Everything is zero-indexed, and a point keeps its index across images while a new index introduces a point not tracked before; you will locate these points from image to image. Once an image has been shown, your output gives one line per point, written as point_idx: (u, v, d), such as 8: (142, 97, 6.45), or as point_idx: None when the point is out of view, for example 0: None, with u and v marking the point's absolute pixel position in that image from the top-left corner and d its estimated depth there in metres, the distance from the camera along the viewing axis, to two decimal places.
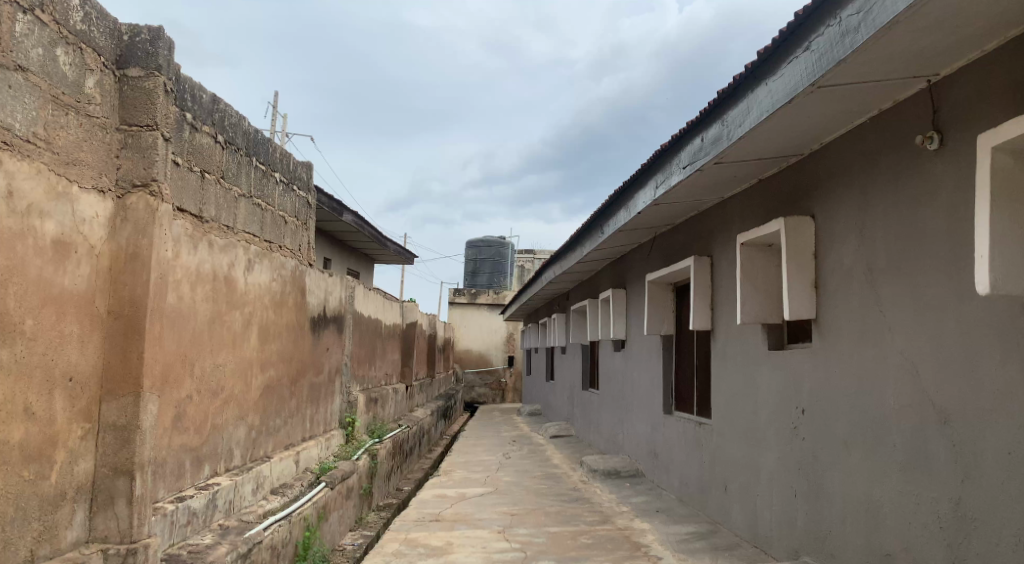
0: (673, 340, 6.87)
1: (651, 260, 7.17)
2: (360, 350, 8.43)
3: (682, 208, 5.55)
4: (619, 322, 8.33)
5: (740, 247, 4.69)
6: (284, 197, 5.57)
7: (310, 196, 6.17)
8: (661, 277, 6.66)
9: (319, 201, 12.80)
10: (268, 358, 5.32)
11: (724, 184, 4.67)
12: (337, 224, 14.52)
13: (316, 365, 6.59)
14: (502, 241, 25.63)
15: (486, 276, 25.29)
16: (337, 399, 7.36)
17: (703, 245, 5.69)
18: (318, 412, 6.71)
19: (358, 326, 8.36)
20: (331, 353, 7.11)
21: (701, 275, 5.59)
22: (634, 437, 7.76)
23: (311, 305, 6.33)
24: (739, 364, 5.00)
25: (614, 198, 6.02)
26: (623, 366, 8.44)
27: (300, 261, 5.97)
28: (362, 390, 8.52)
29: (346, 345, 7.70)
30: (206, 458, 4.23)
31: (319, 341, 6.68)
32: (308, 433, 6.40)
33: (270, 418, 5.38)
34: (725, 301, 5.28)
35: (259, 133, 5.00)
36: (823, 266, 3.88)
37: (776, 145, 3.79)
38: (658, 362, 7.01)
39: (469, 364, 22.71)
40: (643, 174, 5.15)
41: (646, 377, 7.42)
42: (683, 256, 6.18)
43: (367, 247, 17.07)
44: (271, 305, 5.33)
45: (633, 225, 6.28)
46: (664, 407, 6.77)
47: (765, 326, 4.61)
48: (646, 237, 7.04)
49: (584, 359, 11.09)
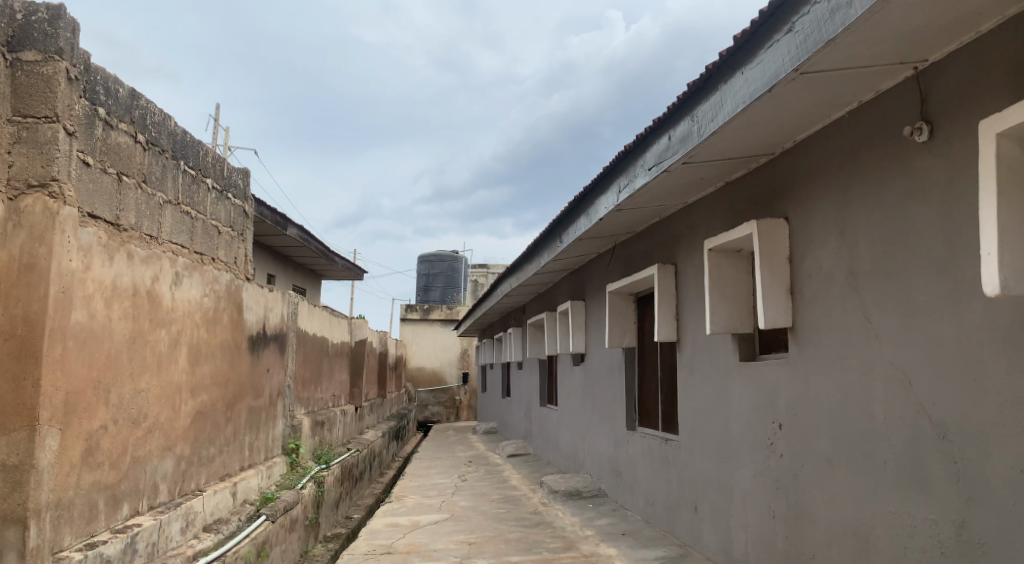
0: (635, 353, 6.62)
1: (610, 270, 6.94)
2: (305, 371, 7.95)
3: (644, 215, 5.33)
4: (578, 335, 8.07)
5: (708, 253, 4.47)
6: (217, 206, 5.12)
7: (246, 205, 5.73)
8: (622, 287, 6.43)
9: (262, 214, 12.25)
10: (200, 381, 4.85)
11: (690, 187, 4.46)
12: (281, 239, 13.96)
13: (255, 388, 6.12)
14: (455, 256, 25.29)
15: (438, 292, 24.81)
16: (279, 424, 6.87)
17: (667, 253, 5.48)
18: (258, 438, 6.22)
19: (303, 344, 7.89)
20: (272, 374, 6.64)
21: (666, 283, 5.36)
22: (596, 454, 7.48)
23: (248, 322, 5.88)
24: (709, 377, 4.76)
25: (573, 205, 5.76)
26: (582, 381, 8.17)
27: (235, 275, 5.52)
28: (307, 412, 8.03)
29: (289, 366, 7.22)
30: (124, 496, 3.74)
31: (259, 361, 6.21)
32: (247, 462, 5.91)
33: (202, 447, 4.90)
34: (692, 311, 5.05)
35: (188, 136, 4.57)
36: (799, 271, 3.67)
37: (748, 142, 3.58)
38: (620, 376, 6.76)
39: (422, 383, 22.16)
40: (605, 178, 4.91)
41: (607, 391, 7.15)
42: (644, 266, 5.96)
43: (314, 262, 16.52)
44: (203, 323, 4.87)
45: (593, 233, 6.04)
46: (627, 423, 6.51)
47: (737, 336, 4.38)
48: (605, 246, 6.80)
49: (541, 375, 10.80)
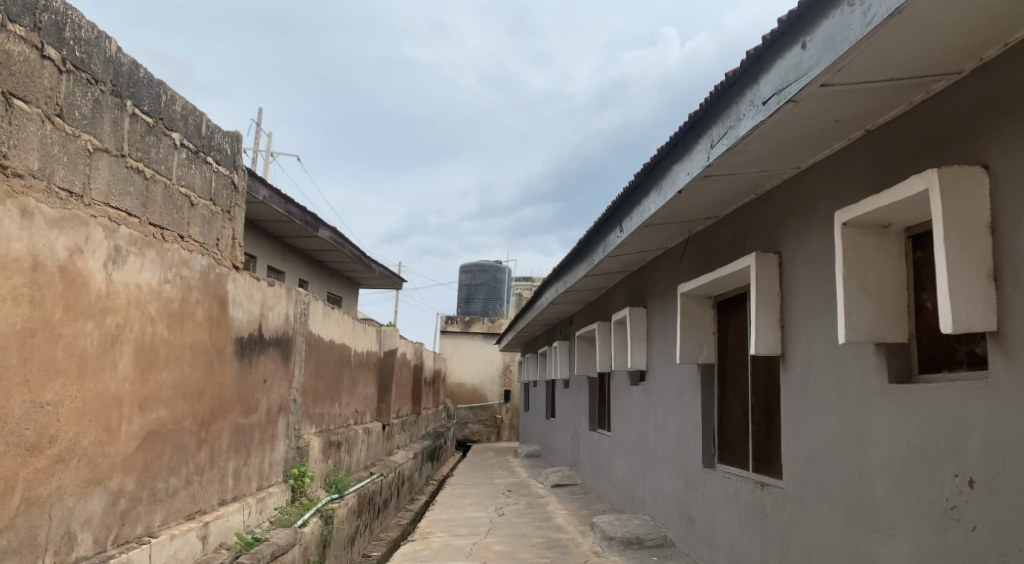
0: (714, 371, 5.35)
1: (683, 267, 5.69)
2: (317, 384, 6.85)
3: (737, 186, 4.09)
4: (638, 348, 6.81)
5: (841, 229, 3.19)
6: (189, 172, 4.07)
7: (235, 176, 4.68)
8: (701, 286, 5.17)
9: (290, 213, 11.28)
10: (156, 393, 3.75)
11: (815, 134, 3.21)
12: (313, 242, 13.00)
13: (245, 402, 5.03)
14: (498, 266, 24.22)
15: (480, 304, 23.67)
16: (279, 445, 5.76)
17: (769, 237, 4.21)
18: (248, 463, 5.11)
19: (315, 352, 6.80)
20: (272, 386, 5.56)
21: (766, 277, 4.09)
22: (659, 492, 6.21)
23: (236, 321, 4.79)
24: (833, 403, 3.46)
25: (642, 176, 4.55)
26: (642, 402, 6.89)
27: (217, 261, 4.45)
28: (320, 431, 6.93)
29: (295, 376, 6.13)
30: (5, 555, 2.63)
31: (252, 370, 5.13)
32: (230, 494, 4.80)
33: (158, 478, 3.79)
34: (807, 314, 3.78)
35: (143, 72, 3.53)
36: (1013, 245, 2.37)
37: (937, 40, 2.33)
38: (694, 401, 5.49)
39: (461, 399, 21.01)
40: (692, 130, 3.69)
41: (675, 418, 5.88)
42: (731, 258, 4.72)
43: (350, 268, 15.60)
44: (162, 318, 3.78)
45: (666, 216, 4.80)
46: (704, 459, 5.26)
47: (884, 346, 3.08)
48: (677, 236, 5.55)
49: (592, 395, 9.52)
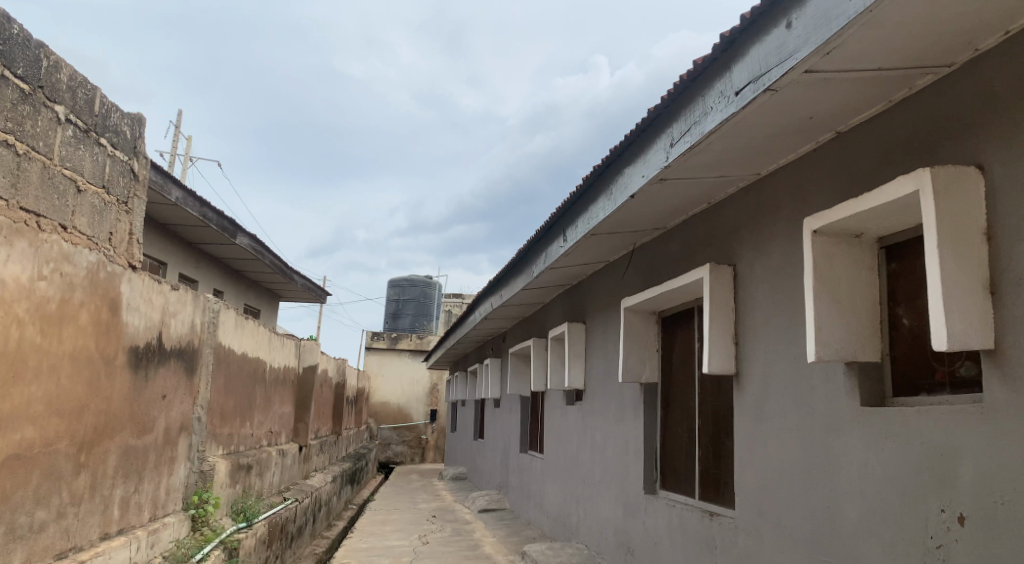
0: (657, 392, 5.09)
1: (627, 281, 5.43)
2: (226, 401, 6.22)
3: (692, 193, 3.85)
4: (576, 367, 6.50)
5: (812, 238, 2.96)
6: (77, 153, 3.49)
7: (134, 163, 4.10)
8: (647, 301, 4.92)
9: (206, 217, 10.51)
10: (21, 410, 3.14)
11: (785, 133, 2.99)
12: (231, 249, 12.22)
13: (139, 421, 4.41)
14: (428, 282, 23.68)
15: (408, 320, 23.03)
16: (179, 470, 5.11)
17: (724, 249, 3.98)
18: (139, 491, 4.47)
19: (226, 365, 6.18)
20: (172, 403, 4.93)
21: (721, 290, 3.85)
22: (596, 519, 5.87)
23: (130, 328, 4.19)
24: (797, 427, 3.22)
25: (591, 180, 4.27)
26: (578, 423, 6.58)
27: (109, 259, 3.85)
28: (228, 453, 6.28)
29: (200, 391, 5.50)
30: None
31: (148, 385, 4.52)
32: (115, 527, 4.15)
33: (19, 511, 3.17)
34: (767, 331, 3.55)
35: (16, 28, 2.97)
36: (1014, 254, 2.15)
37: (938, 23, 2.11)
38: (635, 423, 5.20)
39: (385, 419, 20.27)
40: (650, 127, 3.43)
41: (614, 440, 5.58)
42: (681, 271, 4.48)
43: (270, 279, 14.79)
44: (33, 319, 3.19)
45: (613, 224, 4.54)
46: (646, 485, 4.96)
47: (856, 366, 2.85)
48: (621, 249, 5.30)
49: (524, 415, 9.15)
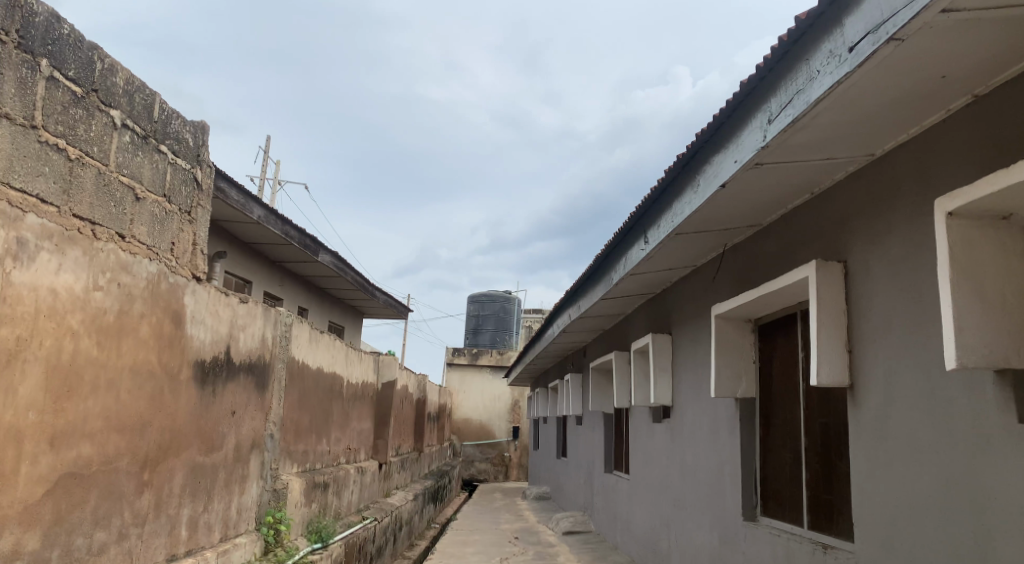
0: (755, 408, 4.59)
1: (717, 286, 4.97)
2: (301, 417, 6.11)
3: (792, 180, 3.40)
4: (662, 381, 6.04)
5: (945, 222, 2.46)
6: (135, 160, 3.41)
7: (197, 171, 4.01)
8: (740, 307, 4.45)
9: (287, 235, 10.64)
10: (76, 426, 3.01)
11: (909, 100, 2.53)
12: (313, 267, 12.37)
13: (206, 438, 4.30)
14: (509, 297, 23.52)
15: (489, 335, 22.91)
16: (250, 488, 4.99)
17: (832, 243, 3.49)
18: (208, 510, 4.34)
19: (300, 380, 6.08)
20: (242, 419, 4.82)
21: (830, 290, 3.36)
22: (688, 547, 5.38)
23: (195, 342, 4.07)
24: (929, 450, 2.71)
25: (674, 174, 3.89)
26: (666, 442, 6.11)
27: (170, 270, 3.75)
28: (303, 471, 6.16)
29: (273, 408, 5.39)
30: None
31: (216, 400, 4.40)
32: (183, 548, 4.02)
33: (75, 533, 3.04)
34: (886, 335, 3.04)
35: (68, 28, 2.90)
36: None
37: None
38: (730, 441, 4.71)
39: (468, 436, 20.12)
40: (742, 106, 3.04)
41: (707, 461, 5.09)
42: (781, 272, 4.00)
43: (353, 296, 14.94)
44: (89, 331, 3.07)
45: (700, 222, 4.12)
46: (745, 512, 4.46)
47: (1010, 375, 2.34)
48: (710, 250, 4.86)
49: (608, 433, 8.70)
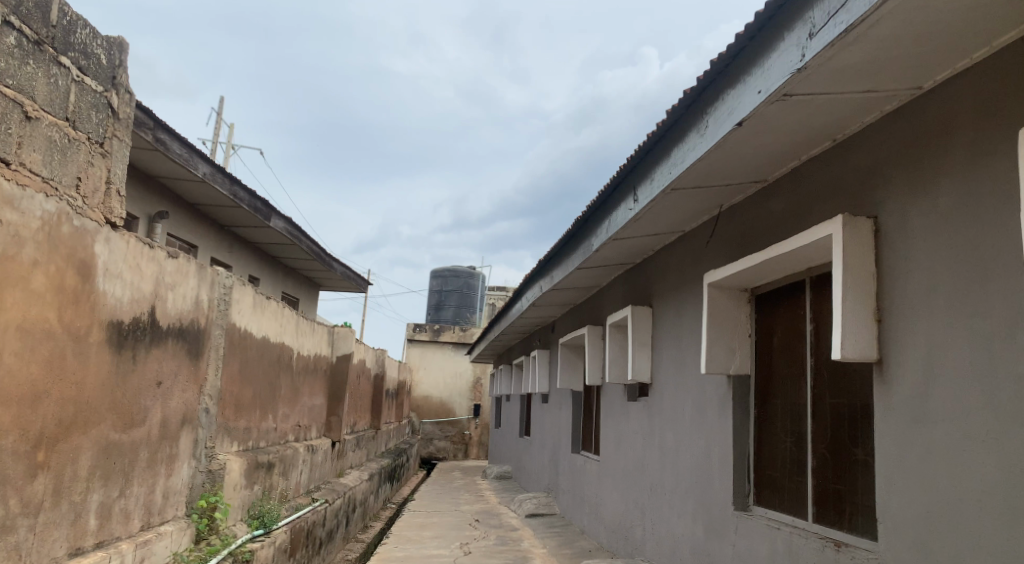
0: (750, 386, 4.15)
1: (709, 252, 4.50)
2: (242, 390, 5.49)
3: (817, 120, 2.93)
4: (641, 356, 5.57)
5: None
6: (22, 69, 2.77)
7: (112, 94, 3.35)
8: (739, 275, 3.99)
9: (237, 196, 9.86)
10: None
11: (992, 3, 2.07)
12: (266, 233, 11.61)
13: (124, 412, 3.67)
14: (471, 272, 22.96)
15: (451, 311, 22.34)
16: (180, 469, 4.38)
17: (858, 198, 3.03)
18: (126, 494, 3.73)
19: (242, 350, 5.45)
20: (170, 390, 4.20)
21: (857, 250, 2.90)
22: (667, 536, 4.97)
23: (109, 299, 3.43)
24: (988, 436, 2.30)
25: (678, 114, 3.39)
26: (642, 422, 5.68)
27: (76, 210, 3.09)
28: (244, 450, 5.55)
29: (208, 379, 4.77)
30: None
31: (136, 368, 3.78)
32: (93, 540, 3.41)
33: None
34: (929, 302, 2.61)
35: None
36: None
37: None
38: (721, 423, 4.27)
39: (427, 413, 19.60)
40: (774, 21, 2.55)
41: (691, 443, 4.66)
42: (790, 232, 3.54)
43: (309, 266, 14.21)
44: None
45: (701, 175, 3.63)
46: (736, 501, 4.04)
47: None
48: (704, 212, 4.39)
49: (576, 412, 8.25)
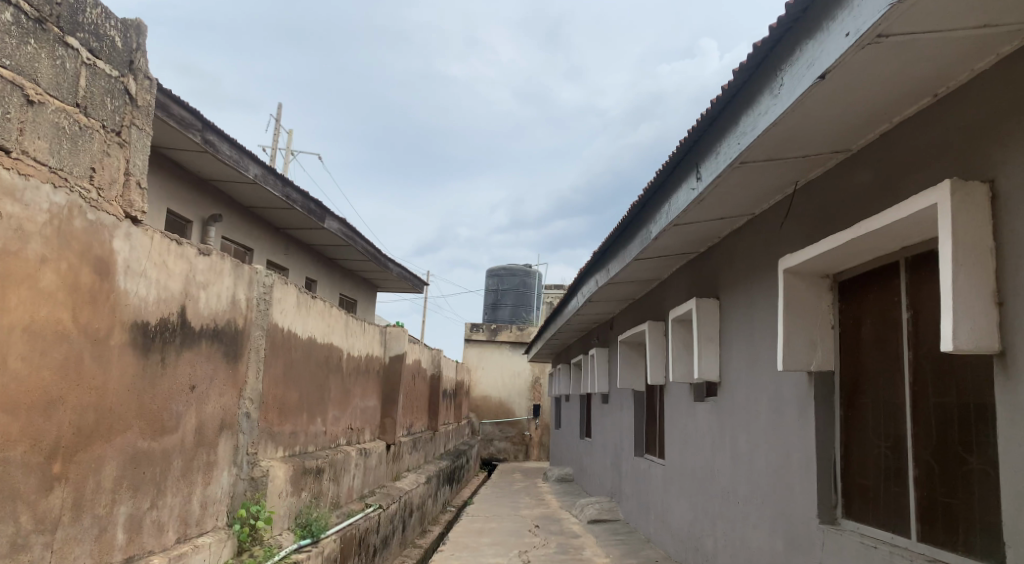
0: (834, 383, 3.67)
1: (784, 235, 4.04)
2: (287, 393, 5.29)
3: (918, 69, 2.47)
4: (708, 352, 5.12)
5: None
6: (21, 50, 2.57)
7: (129, 80, 3.14)
8: (820, 259, 3.52)
9: (289, 197, 9.79)
10: None
11: None
12: (320, 235, 11.56)
13: (153, 418, 3.48)
14: (528, 270, 22.66)
15: (508, 310, 22.08)
16: (219, 478, 4.18)
17: (968, 159, 2.55)
18: (159, 505, 3.54)
19: (286, 351, 5.25)
20: (205, 395, 4.00)
21: (970, 220, 2.43)
22: (742, 550, 4.51)
23: (132, 299, 3.23)
24: None
25: (747, 75, 2.97)
26: (711, 424, 5.23)
27: (88, 203, 2.89)
28: (291, 455, 5.35)
29: (248, 382, 4.57)
30: None
31: (167, 372, 3.58)
32: (122, 555, 3.22)
33: None
34: None
35: None
36: None
37: None
38: (801, 425, 3.80)
39: (487, 414, 19.40)
40: None
41: (768, 448, 4.20)
42: (880, 206, 3.07)
43: (365, 268, 14.16)
44: None
45: (775, 146, 3.19)
46: (822, 514, 3.57)
47: None
48: (776, 189, 3.93)
49: (638, 413, 7.82)
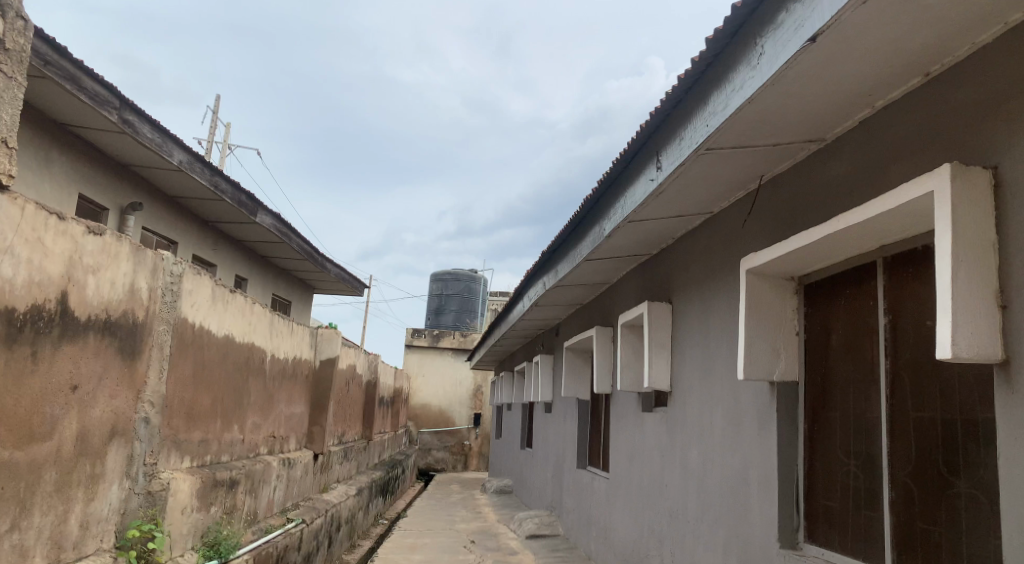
0: (798, 394, 3.38)
1: (746, 234, 3.75)
2: (197, 397, 4.73)
3: (915, 37, 2.18)
4: (660, 360, 4.81)
5: None
6: None
7: None
8: (787, 259, 3.23)
9: (218, 187, 9.13)
10: None
11: None
12: (252, 230, 10.90)
13: (17, 423, 2.93)
14: (473, 276, 22.25)
15: (451, 316, 21.58)
16: (106, 493, 3.61)
17: (965, 144, 2.27)
18: (20, 526, 2.98)
19: (197, 349, 4.71)
20: (90, 397, 3.45)
21: (970, 211, 2.14)
22: None
23: None
24: None
25: (721, 44, 2.65)
26: (660, 436, 4.91)
27: None
28: (199, 466, 4.77)
29: (148, 383, 4.01)
30: None
31: (37, 369, 3.04)
32: None
33: None
34: None
35: None
36: None
37: None
38: (761, 439, 3.50)
39: (426, 422, 18.85)
40: None
41: (722, 463, 3.89)
42: (858, 199, 2.78)
43: (302, 267, 13.50)
44: None
45: (748, 129, 2.88)
46: (783, 537, 3.27)
47: None
48: (740, 183, 3.64)
49: (582, 424, 7.48)
